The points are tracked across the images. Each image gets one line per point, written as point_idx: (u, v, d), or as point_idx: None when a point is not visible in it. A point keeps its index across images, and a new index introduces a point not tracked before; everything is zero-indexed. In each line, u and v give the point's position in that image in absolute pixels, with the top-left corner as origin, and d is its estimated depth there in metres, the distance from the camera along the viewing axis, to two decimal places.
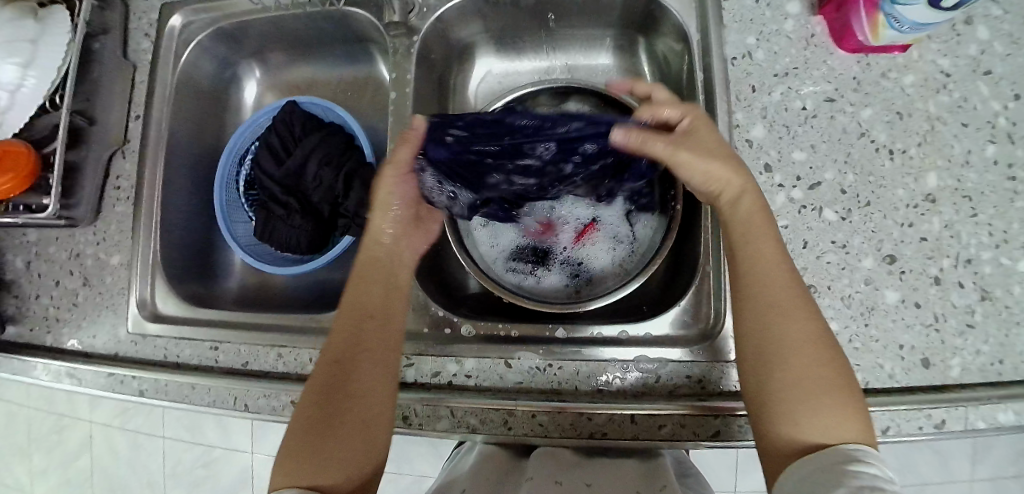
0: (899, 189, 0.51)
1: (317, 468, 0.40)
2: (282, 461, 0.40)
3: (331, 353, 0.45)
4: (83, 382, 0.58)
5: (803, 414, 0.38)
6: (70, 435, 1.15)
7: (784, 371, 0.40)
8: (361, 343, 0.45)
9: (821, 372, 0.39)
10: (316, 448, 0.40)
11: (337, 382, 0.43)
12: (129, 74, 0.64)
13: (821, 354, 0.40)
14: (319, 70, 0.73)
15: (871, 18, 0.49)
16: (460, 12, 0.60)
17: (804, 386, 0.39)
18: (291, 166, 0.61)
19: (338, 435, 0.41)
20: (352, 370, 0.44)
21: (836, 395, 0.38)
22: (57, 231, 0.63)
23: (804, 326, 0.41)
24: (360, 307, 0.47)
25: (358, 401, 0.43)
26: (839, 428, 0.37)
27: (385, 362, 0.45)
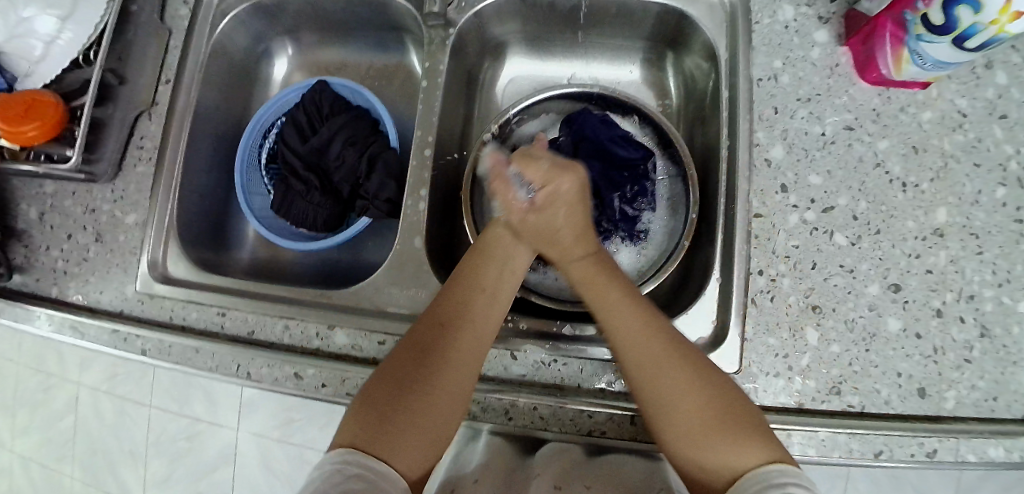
0: (909, 220, 0.53)
1: (386, 435, 0.39)
2: (356, 415, 0.40)
3: (429, 323, 0.46)
4: (86, 336, 0.58)
5: (714, 448, 0.40)
6: (55, 396, 1.14)
7: (679, 401, 0.42)
8: (474, 324, 0.47)
9: (689, 415, 0.41)
10: (391, 416, 0.40)
11: (435, 346, 0.45)
12: (163, 39, 0.65)
13: (700, 390, 0.42)
14: (350, 54, 0.74)
15: (896, 51, 0.50)
16: (498, 11, 0.62)
17: (696, 433, 0.41)
18: (316, 143, 0.62)
19: (421, 402, 0.42)
20: (450, 344, 0.45)
21: (718, 431, 0.40)
22: (75, 184, 0.63)
23: (675, 369, 0.43)
24: (469, 283, 0.49)
25: (444, 373, 0.43)
26: (738, 458, 0.39)
27: (480, 337, 0.46)
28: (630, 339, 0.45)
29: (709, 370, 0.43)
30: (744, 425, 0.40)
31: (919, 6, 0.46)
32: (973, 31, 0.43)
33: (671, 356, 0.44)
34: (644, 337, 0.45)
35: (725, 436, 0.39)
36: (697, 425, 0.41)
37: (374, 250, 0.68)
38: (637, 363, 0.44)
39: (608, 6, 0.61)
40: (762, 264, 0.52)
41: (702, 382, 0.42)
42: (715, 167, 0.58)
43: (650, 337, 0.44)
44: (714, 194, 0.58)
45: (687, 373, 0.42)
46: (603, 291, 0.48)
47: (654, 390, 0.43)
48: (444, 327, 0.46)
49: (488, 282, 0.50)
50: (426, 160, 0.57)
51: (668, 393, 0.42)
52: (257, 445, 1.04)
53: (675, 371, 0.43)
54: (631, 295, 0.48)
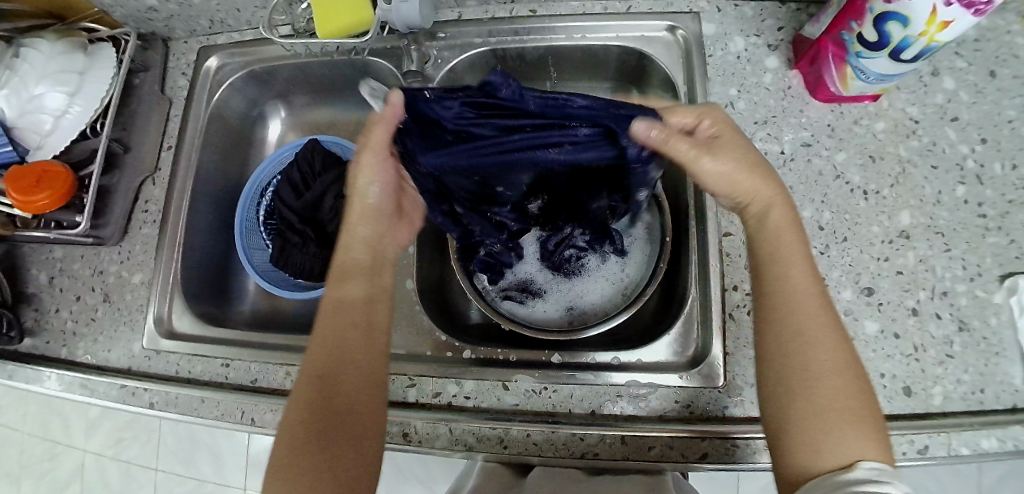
0: (874, 225, 0.56)
1: (311, 474, 0.40)
2: (278, 467, 0.41)
3: (316, 361, 0.45)
4: (96, 393, 0.60)
5: (829, 433, 0.38)
6: (63, 464, 1.14)
7: (818, 382, 0.40)
8: (351, 343, 0.46)
9: (831, 388, 0.40)
10: (308, 459, 0.41)
11: (330, 381, 0.44)
12: (164, 107, 0.69)
13: (851, 383, 0.40)
14: (338, 112, 0.78)
15: (840, 70, 0.54)
16: (469, 67, 0.66)
17: (839, 410, 0.39)
18: (309, 198, 0.66)
19: (336, 438, 0.42)
20: (345, 372, 0.45)
21: (845, 417, 0.39)
22: (83, 249, 0.66)
23: (826, 338, 0.41)
24: (342, 312, 0.48)
25: (347, 402, 0.44)
26: (857, 451, 0.37)
27: (365, 361, 0.46)
28: (791, 311, 0.43)
29: (855, 364, 0.41)
30: (865, 419, 0.39)
31: (852, 27, 0.50)
32: (906, 44, 0.47)
33: (838, 339, 0.42)
34: (820, 313, 0.42)
35: (846, 422, 0.38)
36: (834, 397, 0.39)
37: None
38: (787, 318, 0.43)
39: (573, 52, 0.65)
40: (737, 279, 0.55)
41: (847, 366, 0.40)
42: (685, 191, 0.62)
43: (819, 307, 0.43)
44: (686, 216, 0.61)
45: (840, 354, 0.41)
46: (771, 241, 0.46)
47: (802, 367, 0.41)
48: (333, 360, 0.45)
49: (355, 305, 0.48)
50: None
51: (807, 370, 0.40)
52: None
53: (827, 343, 0.41)
54: (811, 256, 0.45)
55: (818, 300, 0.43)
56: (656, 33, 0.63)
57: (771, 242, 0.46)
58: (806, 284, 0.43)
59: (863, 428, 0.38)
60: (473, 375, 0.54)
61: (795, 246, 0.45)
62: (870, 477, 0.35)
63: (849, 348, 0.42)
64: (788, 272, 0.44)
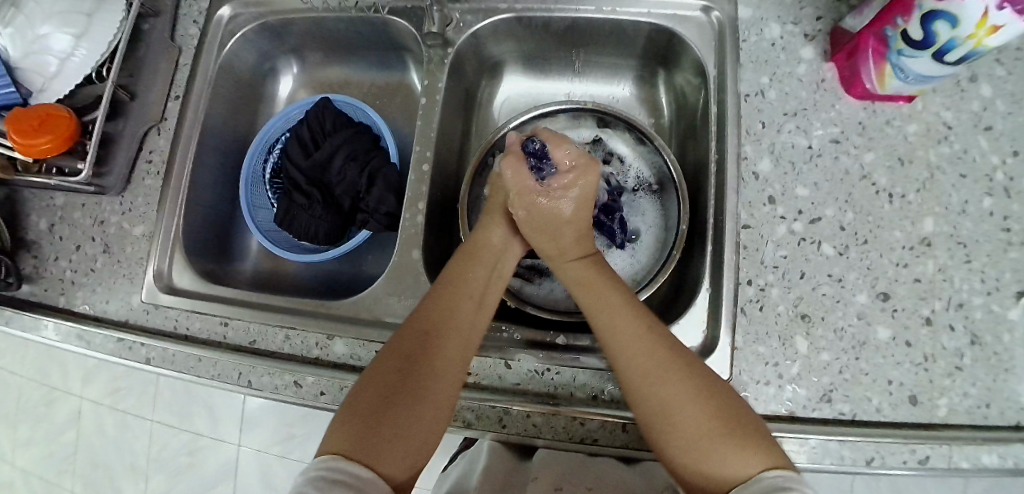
0: (896, 229, 0.54)
1: (375, 441, 0.39)
2: (339, 428, 0.41)
3: (413, 330, 0.47)
4: (93, 344, 0.59)
5: (721, 456, 0.39)
6: (57, 410, 1.15)
7: (669, 412, 0.42)
8: (466, 323, 0.49)
9: (693, 420, 0.41)
10: (374, 422, 0.41)
11: (422, 348, 0.46)
12: (173, 56, 0.67)
13: (696, 397, 0.42)
14: (352, 72, 0.76)
15: (878, 67, 0.52)
16: (493, 32, 0.64)
17: (697, 444, 0.41)
18: (319, 159, 0.64)
19: (401, 404, 0.42)
20: (436, 346, 0.46)
21: (721, 438, 0.40)
22: (85, 197, 0.65)
23: (671, 379, 0.43)
24: (464, 287, 0.51)
25: (433, 377, 0.44)
26: (733, 461, 0.39)
27: (464, 338, 0.48)
28: (628, 344, 0.46)
29: (711, 378, 0.43)
30: (747, 434, 0.40)
31: (897, 23, 0.48)
32: (952, 45, 0.44)
33: (683, 368, 0.44)
34: (647, 350, 0.45)
35: (720, 442, 0.40)
36: (701, 423, 0.41)
37: (374, 262, 0.69)
38: (638, 371, 0.44)
39: (601, 25, 0.63)
40: (751, 274, 0.53)
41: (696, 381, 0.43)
42: (704, 180, 0.60)
43: (653, 349, 0.45)
44: (703, 206, 0.59)
45: (668, 364, 0.44)
46: (601, 291, 0.50)
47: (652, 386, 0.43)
48: (427, 331, 0.47)
49: (476, 283, 0.52)
50: (424, 174, 0.59)
51: (657, 389, 0.43)
52: (258, 460, 1.05)
53: (657, 356, 0.44)
54: (632, 302, 0.49)
55: (637, 334, 0.46)
56: (688, 14, 0.60)
57: (598, 296, 0.50)
58: (618, 305, 0.48)
59: (744, 446, 0.39)
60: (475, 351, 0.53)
61: (618, 298, 0.49)
62: (774, 486, 0.36)
63: (700, 369, 0.44)
64: (614, 318, 0.48)
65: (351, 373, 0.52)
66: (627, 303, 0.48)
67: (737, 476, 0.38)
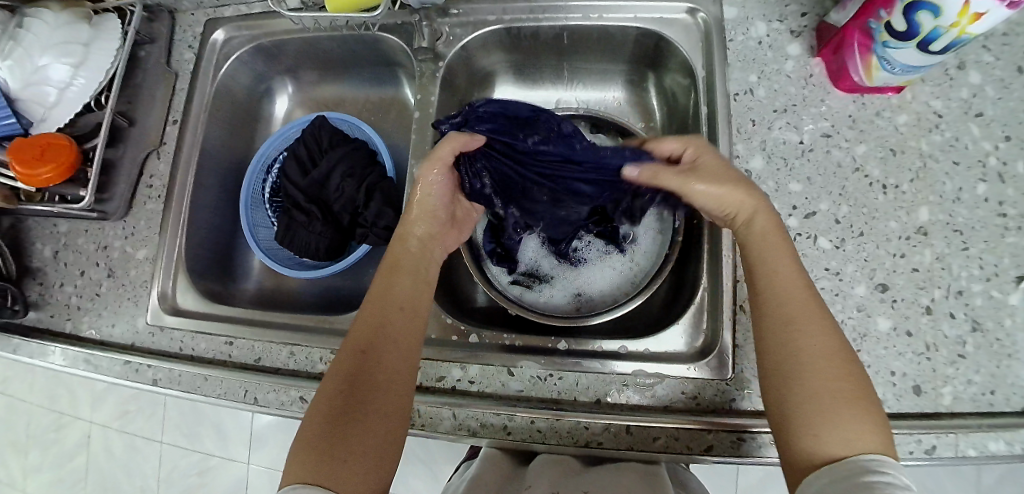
0: (891, 220, 0.54)
1: (334, 466, 0.39)
2: (296, 459, 0.40)
3: (347, 351, 0.46)
4: (100, 368, 0.60)
5: (833, 421, 0.38)
6: (68, 435, 1.16)
7: (807, 366, 0.40)
8: (400, 327, 0.48)
9: (817, 376, 0.40)
10: (330, 447, 0.40)
11: (362, 367, 0.45)
12: (170, 81, 0.68)
13: (830, 366, 0.40)
14: (347, 89, 0.77)
15: (865, 59, 0.52)
16: (483, 42, 0.65)
17: (817, 400, 0.39)
18: (317, 176, 0.65)
19: (355, 425, 0.42)
20: (374, 362, 0.45)
21: (840, 404, 0.39)
22: (88, 223, 0.66)
23: (813, 325, 0.42)
24: (390, 300, 0.49)
25: (375, 388, 0.44)
26: (851, 439, 0.37)
27: (401, 350, 0.47)
28: (785, 297, 0.44)
29: (847, 351, 0.41)
30: (864, 403, 0.39)
31: (880, 16, 0.48)
32: (936, 35, 0.45)
33: (830, 332, 0.42)
34: (811, 312, 0.43)
35: (833, 410, 0.38)
36: (818, 387, 0.39)
37: (375, 275, 0.69)
38: (784, 313, 0.43)
39: (590, 32, 0.63)
40: None
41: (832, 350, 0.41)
42: None
43: (805, 301, 0.43)
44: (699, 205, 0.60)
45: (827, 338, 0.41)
46: (761, 233, 0.47)
47: (793, 351, 0.41)
48: (363, 349, 0.46)
49: (405, 293, 0.50)
50: (420, 186, 0.59)
51: (806, 363, 0.41)
52: (269, 476, 1.05)
53: (816, 330, 0.42)
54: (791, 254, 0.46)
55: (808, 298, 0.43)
56: (675, 16, 0.61)
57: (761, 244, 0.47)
58: (793, 280, 0.44)
59: (862, 416, 0.38)
60: (477, 359, 0.53)
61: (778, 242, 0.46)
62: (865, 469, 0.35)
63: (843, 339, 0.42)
64: (783, 272, 0.45)
65: None
66: (807, 283, 0.44)
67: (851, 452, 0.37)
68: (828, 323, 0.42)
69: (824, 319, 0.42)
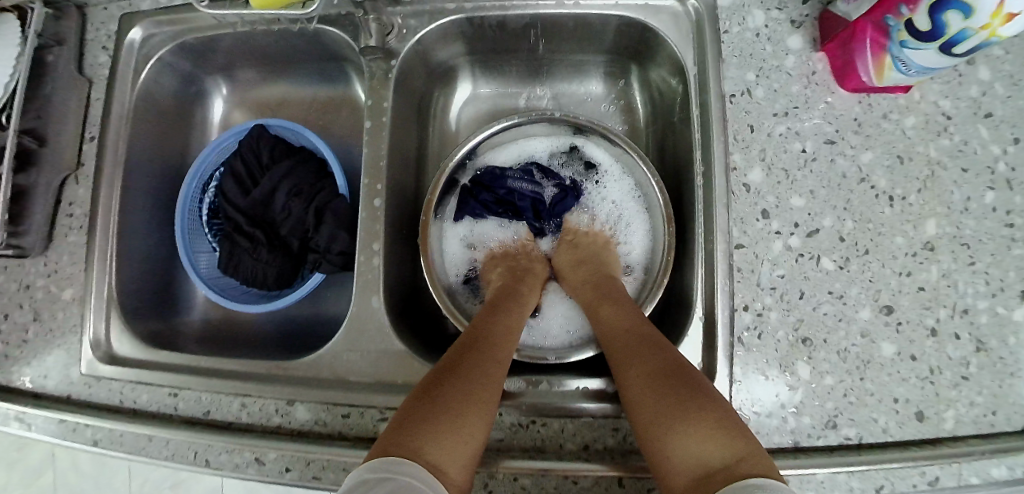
0: (898, 236, 0.50)
1: (425, 440, 0.33)
2: (395, 430, 0.34)
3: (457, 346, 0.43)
4: (34, 426, 0.54)
5: (682, 440, 0.35)
6: (31, 456, 1.10)
7: (635, 389, 0.40)
8: (508, 343, 0.45)
9: (651, 395, 0.39)
10: (426, 420, 0.35)
11: (465, 359, 0.41)
12: (83, 90, 0.59)
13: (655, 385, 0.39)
14: (294, 89, 0.68)
15: (877, 58, 0.46)
16: (442, 35, 0.57)
17: (664, 416, 0.37)
18: (259, 196, 0.57)
19: (459, 408, 0.37)
20: (483, 358, 0.42)
21: (687, 419, 0.36)
22: (4, 260, 0.58)
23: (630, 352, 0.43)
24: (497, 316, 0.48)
25: (478, 379, 0.40)
26: (696, 450, 0.34)
27: (503, 359, 0.43)
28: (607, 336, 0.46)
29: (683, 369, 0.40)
30: (718, 421, 0.35)
31: (902, 12, 0.42)
32: (962, 37, 0.39)
33: (653, 356, 0.41)
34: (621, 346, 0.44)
35: (689, 421, 0.36)
36: (659, 408, 0.38)
37: (338, 301, 0.63)
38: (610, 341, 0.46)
39: (564, 21, 0.56)
40: (746, 298, 0.49)
41: (670, 379, 0.39)
42: (689, 191, 0.54)
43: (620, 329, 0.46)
44: (690, 220, 0.54)
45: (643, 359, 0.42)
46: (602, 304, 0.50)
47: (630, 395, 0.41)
48: (472, 344, 0.43)
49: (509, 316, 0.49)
50: (377, 209, 0.53)
51: (634, 399, 0.40)
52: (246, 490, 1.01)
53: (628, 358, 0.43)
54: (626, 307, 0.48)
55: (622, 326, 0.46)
56: (661, 3, 0.53)
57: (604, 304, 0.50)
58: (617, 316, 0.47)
59: (706, 425, 0.35)
60: None
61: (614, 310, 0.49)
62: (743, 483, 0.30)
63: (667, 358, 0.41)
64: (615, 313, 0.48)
65: (313, 443, 0.47)
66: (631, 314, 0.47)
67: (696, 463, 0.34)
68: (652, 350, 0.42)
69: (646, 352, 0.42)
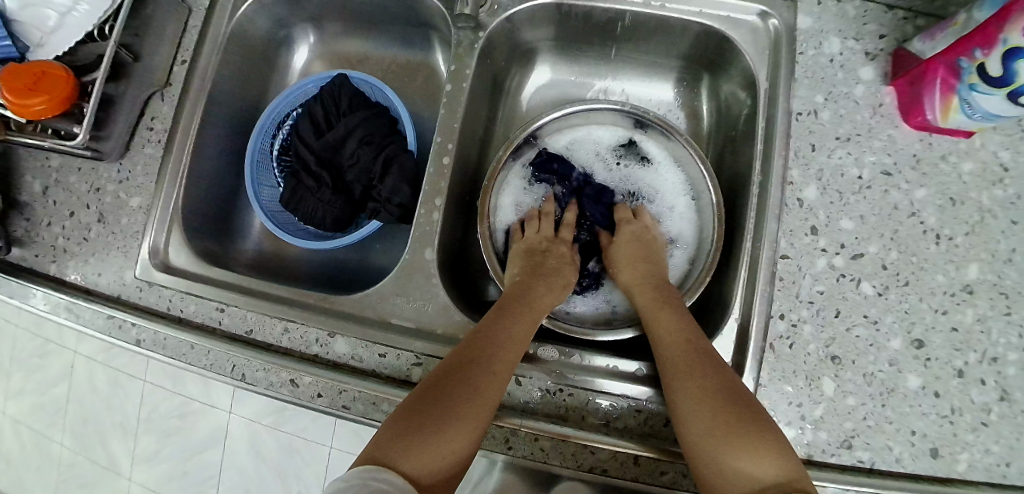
0: (939, 274, 0.51)
1: (410, 448, 0.38)
2: (384, 431, 0.39)
3: (458, 354, 0.45)
4: (82, 319, 0.56)
5: (735, 448, 0.39)
6: (50, 362, 1.13)
7: (675, 379, 0.44)
8: (513, 353, 0.46)
9: (700, 396, 0.42)
10: (414, 429, 0.39)
11: (458, 372, 0.43)
12: (183, 16, 0.62)
13: (708, 388, 0.43)
14: (374, 48, 0.71)
15: (945, 98, 0.48)
16: (530, 17, 0.59)
17: (710, 426, 0.41)
18: (331, 139, 0.60)
19: (444, 416, 0.40)
20: (475, 371, 0.43)
21: (732, 426, 0.40)
22: (81, 161, 0.61)
23: (679, 343, 0.47)
24: (505, 322, 0.48)
25: (472, 391, 0.42)
26: (749, 461, 0.38)
27: (502, 371, 0.44)
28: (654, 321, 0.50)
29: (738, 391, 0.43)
30: (763, 433, 0.39)
31: (976, 55, 0.43)
32: None
33: (718, 372, 0.44)
34: (686, 342, 0.47)
35: (733, 431, 0.40)
36: (707, 407, 0.42)
37: (382, 252, 0.65)
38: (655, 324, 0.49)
39: (647, 21, 0.58)
40: (784, 307, 0.50)
41: (723, 395, 0.42)
42: (742, 200, 0.56)
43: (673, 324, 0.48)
44: (739, 228, 0.56)
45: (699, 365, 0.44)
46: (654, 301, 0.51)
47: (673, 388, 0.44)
48: (472, 354, 0.44)
49: (517, 321, 0.49)
50: (443, 168, 0.55)
51: (674, 388, 0.44)
52: (248, 430, 1.04)
53: (674, 344, 0.47)
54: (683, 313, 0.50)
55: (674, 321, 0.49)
56: (744, 17, 0.55)
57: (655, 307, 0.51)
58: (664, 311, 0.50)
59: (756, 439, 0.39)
60: None
61: (670, 305, 0.50)
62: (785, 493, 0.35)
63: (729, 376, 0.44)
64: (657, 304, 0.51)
65: (349, 374, 0.50)
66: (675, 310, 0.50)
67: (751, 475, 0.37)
68: (712, 361, 0.45)
69: (693, 349, 0.46)
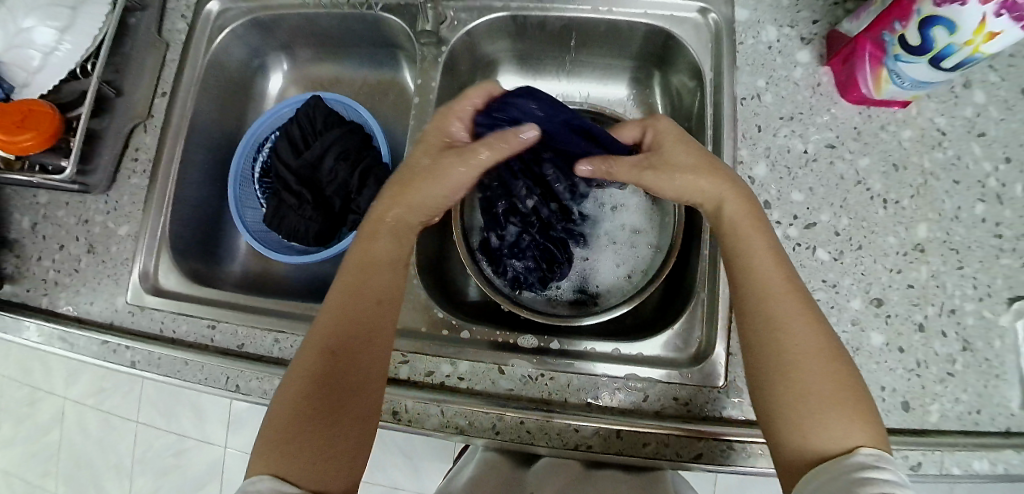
0: (890, 236, 0.54)
1: (304, 459, 0.38)
2: (266, 445, 0.39)
3: (322, 343, 0.43)
4: (76, 347, 0.58)
5: (828, 416, 0.38)
6: (41, 410, 1.13)
7: (774, 336, 0.41)
8: (381, 320, 0.46)
9: (802, 357, 0.40)
10: (309, 438, 0.39)
11: (332, 365, 0.42)
12: (161, 52, 0.65)
13: (809, 348, 0.40)
14: (345, 70, 0.75)
15: (875, 71, 0.52)
16: (489, 29, 0.63)
17: (809, 390, 0.39)
18: (309, 158, 0.63)
19: (335, 412, 0.41)
20: (353, 359, 0.43)
21: (825, 393, 0.38)
22: (68, 196, 0.63)
23: (782, 294, 0.42)
24: (366, 286, 0.46)
25: (354, 379, 0.42)
26: (845, 432, 0.37)
27: (378, 349, 0.45)
28: (757, 270, 0.43)
29: (836, 349, 0.41)
30: (855, 402, 0.38)
31: (897, 27, 0.47)
32: (950, 52, 0.44)
33: (818, 329, 0.41)
34: (787, 292, 0.42)
35: (829, 397, 0.38)
36: (806, 368, 0.39)
37: None
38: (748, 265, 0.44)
39: (597, 25, 0.62)
40: None
41: (822, 353, 0.40)
42: None
43: (776, 271, 0.43)
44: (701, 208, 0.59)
45: (795, 318, 0.41)
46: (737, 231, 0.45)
47: (777, 344, 0.40)
48: (340, 344, 0.43)
49: (383, 276, 0.47)
50: None
51: (773, 345, 0.41)
52: (246, 460, 1.04)
53: (780, 295, 0.42)
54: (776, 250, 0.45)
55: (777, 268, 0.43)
56: (685, 15, 0.60)
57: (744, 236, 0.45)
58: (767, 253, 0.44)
59: (849, 409, 0.38)
60: (467, 356, 0.52)
61: (763, 243, 0.44)
62: (858, 466, 0.35)
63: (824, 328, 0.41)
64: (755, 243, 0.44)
65: None
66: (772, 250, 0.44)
67: (837, 450, 0.37)
68: (810, 314, 0.42)
69: (798, 299, 0.42)
